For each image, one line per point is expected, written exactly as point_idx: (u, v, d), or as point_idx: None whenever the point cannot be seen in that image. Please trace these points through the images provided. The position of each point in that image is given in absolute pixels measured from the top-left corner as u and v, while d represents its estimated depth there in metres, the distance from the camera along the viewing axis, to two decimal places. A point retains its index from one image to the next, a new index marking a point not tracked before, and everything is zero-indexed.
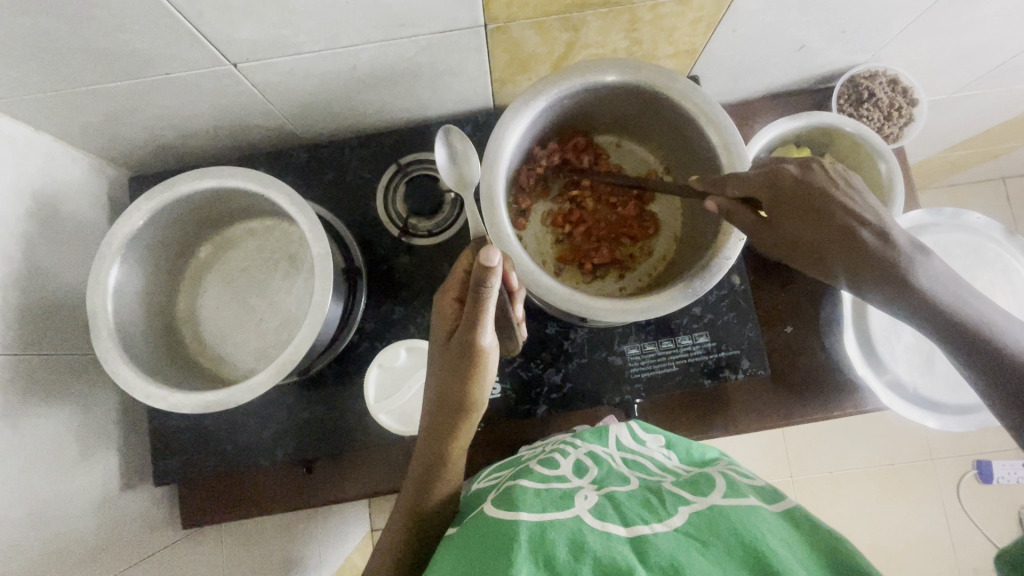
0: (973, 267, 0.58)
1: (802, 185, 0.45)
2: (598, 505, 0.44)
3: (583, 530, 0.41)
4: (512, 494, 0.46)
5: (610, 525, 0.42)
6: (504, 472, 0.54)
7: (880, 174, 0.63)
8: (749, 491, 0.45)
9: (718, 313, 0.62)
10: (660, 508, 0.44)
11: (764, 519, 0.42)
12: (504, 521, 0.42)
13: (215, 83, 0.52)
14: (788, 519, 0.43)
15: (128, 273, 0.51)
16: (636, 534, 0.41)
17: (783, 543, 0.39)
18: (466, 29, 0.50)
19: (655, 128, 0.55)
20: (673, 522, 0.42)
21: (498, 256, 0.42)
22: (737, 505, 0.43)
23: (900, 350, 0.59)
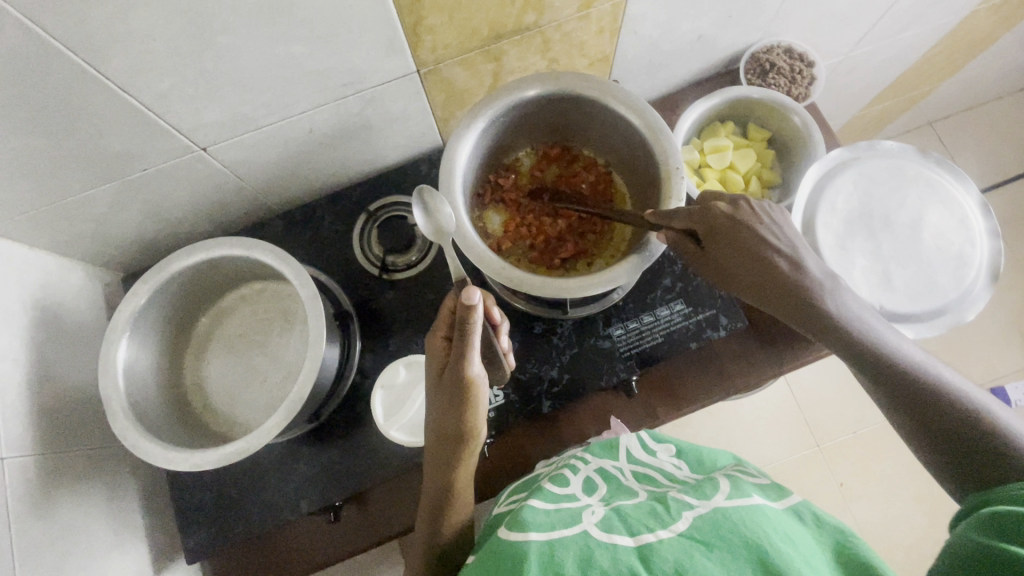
0: (898, 189, 0.63)
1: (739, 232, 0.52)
2: (605, 519, 0.47)
3: (591, 545, 0.44)
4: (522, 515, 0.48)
5: (617, 536, 0.45)
6: (522, 493, 0.56)
7: (797, 126, 0.70)
8: (751, 490, 0.48)
9: (687, 280, 0.66)
10: (665, 515, 0.47)
11: (767, 516, 0.45)
12: (514, 542, 0.45)
13: (188, 170, 0.58)
14: (792, 513, 0.46)
15: (135, 351, 0.54)
16: (642, 543, 0.44)
17: (788, 541, 0.42)
18: (402, 76, 0.57)
19: (587, 129, 0.61)
20: (678, 527, 0.45)
21: (477, 294, 0.48)
22: (739, 504, 0.46)
23: (858, 273, 0.61)
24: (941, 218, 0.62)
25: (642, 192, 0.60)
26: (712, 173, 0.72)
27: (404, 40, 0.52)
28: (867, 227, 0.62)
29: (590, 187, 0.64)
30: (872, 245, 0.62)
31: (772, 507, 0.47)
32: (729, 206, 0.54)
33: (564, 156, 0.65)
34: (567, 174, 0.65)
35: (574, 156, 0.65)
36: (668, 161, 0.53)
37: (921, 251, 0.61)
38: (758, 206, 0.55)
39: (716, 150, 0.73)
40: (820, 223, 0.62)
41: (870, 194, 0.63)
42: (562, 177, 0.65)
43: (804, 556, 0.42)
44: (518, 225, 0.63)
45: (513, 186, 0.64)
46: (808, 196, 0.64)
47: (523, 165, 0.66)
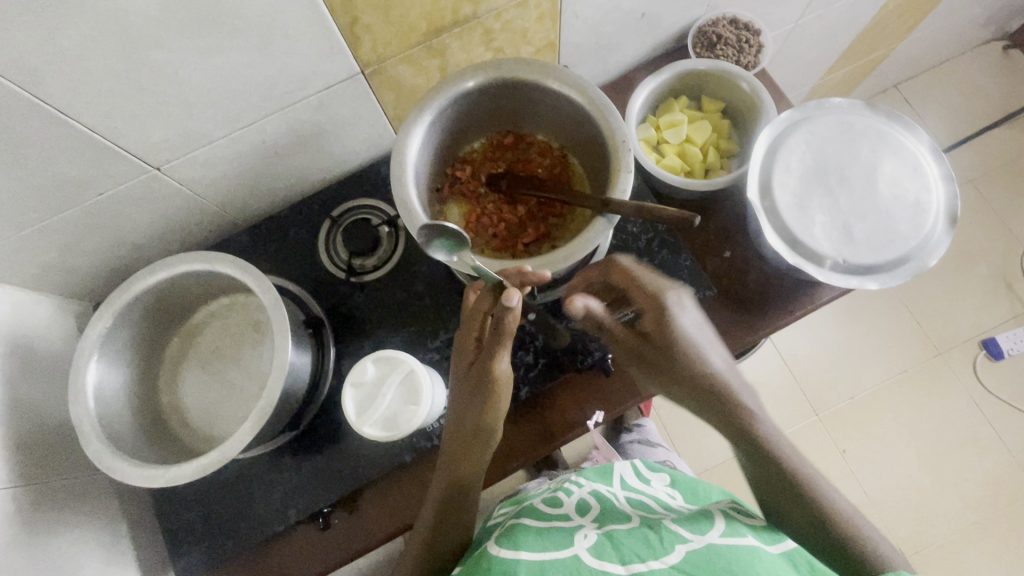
0: (850, 143, 0.64)
1: (653, 317, 0.57)
2: (596, 545, 0.51)
3: (581, 570, 0.48)
4: (517, 536, 0.53)
5: (607, 563, 0.49)
6: (513, 508, 0.66)
7: (746, 92, 0.71)
8: (746, 532, 0.51)
9: (653, 255, 0.66)
10: (658, 545, 0.50)
11: (759, 559, 0.47)
12: (505, 559, 0.50)
13: (145, 191, 0.58)
14: (786, 561, 0.48)
15: (106, 374, 0.54)
16: (633, 572, 0.47)
17: None
18: (348, 78, 0.57)
19: (535, 112, 0.61)
20: (670, 559, 0.48)
21: (517, 297, 0.47)
22: (732, 545, 0.49)
23: (818, 230, 0.61)
24: (896, 167, 0.63)
25: (596, 169, 0.61)
26: (669, 149, 0.73)
27: (342, 42, 0.52)
28: (823, 184, 0.63)
29: (546, 171, 0.65)
30: (829, 201, 0.62)
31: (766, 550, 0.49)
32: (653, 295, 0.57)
33: (517, 143, 0.66)
34: (522, 160, 0.66)
35: (529, 143, 0.66)
36: (615, 135, 0.54)
37: (879, 202, 0.62)
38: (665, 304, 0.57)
39: (671, 125, 0.73)
40: (776, 184, 0.63)
41: (823, 151, 0.64)
42: (518, 164, 0.65)
43: None
44: (479, 215, 0.63)
45: (470, 178, 0.65)
46: (761, 160, 0.64)
47: (478, 157, 0.66)
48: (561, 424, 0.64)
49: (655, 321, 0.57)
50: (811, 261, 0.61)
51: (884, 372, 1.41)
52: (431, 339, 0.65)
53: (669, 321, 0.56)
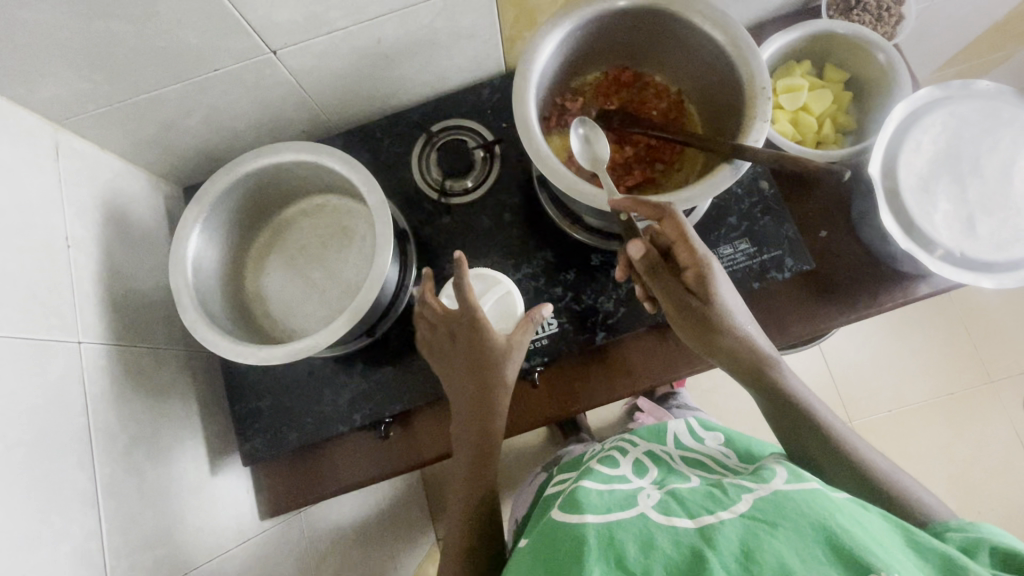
0: (990, 132, 0.59)
1: (698, 275, 0.54)
2: (662, 502, 0.49)
3: (650, 527, 0.46)
4: (577, 498, 0.51)
5: (675, 519, 0.46)
6: (570, 473, 0.64)
7: (880, 65, 0.67)
8: (810, 476, 0.48)
9: (753, 220, 0.63)
10: (724, 497, 0.47)
11: (828, 499, 0.45)
12: (571, 525, 0.48)
13: (256, 75, 0.57)
14: (856, 501, 0.46)
15: (203, 250, 0.55)
16: (703, 523, 0.45)
17: (854, 520, 0.43)
18: None
19: (662, 49, 0.58)
20: (738, 508, 0.45)
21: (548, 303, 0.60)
22: (797, 488, 0.46)
23: (939, 218, 0.58)
24: None
25: (718, 118, 0.58)
26: (783, 114, 0.69)
27: None
28: (952, 170, 0.59)
29: (660, 115, 0.62)
30: (957, 189, 0.58)
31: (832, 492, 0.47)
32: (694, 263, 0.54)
33: (633, 82, 0.62)
34: (635, 100, 0.62)
35: (645, 84, 0.63)
36: (753, 81, 0.51)
37: (1011, 198, 0.58)
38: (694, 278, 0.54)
39: (790, 90, 0.70)
40: (902, 164, 0.59)
41: (959, 136, 0.59)
42: (631, 103, 0.62)
43: (876, 537, 0.42)
44: None
45: (580, 111, 0.62)
46: (889, 137, 0.60)
47: (590, 90, 0.63)
48: (630, 375, 0.63)
49: (697, 279, 0.54)
50: (927, 249, 0.57)
51: (928, 390, 1.38)
52: (512, 271, 0.64)
53: (713, 280, 0.54)
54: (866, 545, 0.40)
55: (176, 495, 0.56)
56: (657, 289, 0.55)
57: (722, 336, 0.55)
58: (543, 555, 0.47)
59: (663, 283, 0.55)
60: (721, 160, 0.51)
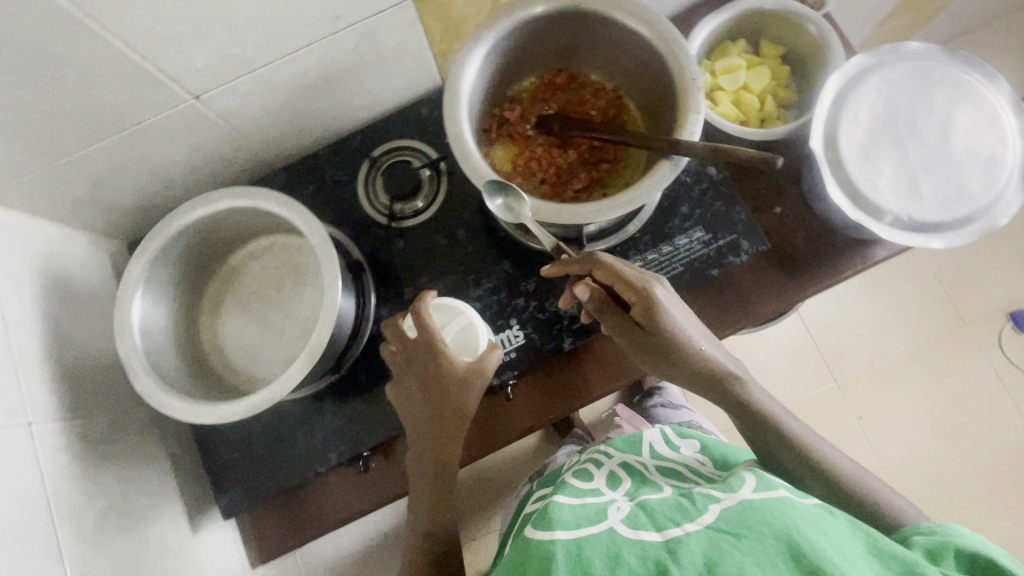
0: (925, 92, 0.60)
1: (644, 311, 0.54)
2: (631, 515, 0.50)
3: (617, 541, 0.47)
4: (548, 512, 0.52)
5: (643, 532, 0.48)
6: (546, 488, 0.65)
7: (814, 37, 0.67)
8: (778, 485, 0.50)
9: (706, 207, 0.63)
10: (692, 509, 0.49)
11: (793, 509, 0.46)
12: (541, 540, 0.48)
13: (183, 122, 0.56)
14: (823, 509, 0.48)
15: (150, 311, 0.53)
16: (669, 537, 0.46)
17: (818, 530, 0.44)
18: (397, 5, 0.54)
19: (592, 48, 0.57)
20: (705, 519, 0.47)
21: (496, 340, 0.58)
22: (764, 497, 0.48)
23: (884, 185, 0.58)
24: (971, 119, 0.59)
25: (656, 111, 0.57)
26: (725, 96, 0.69)
27: None
28: (892, 135, 0.59)
29: (599, 114, 0.61)
30: (898, 153, 0.59)
31: (801, 499, 0.49)
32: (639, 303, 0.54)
33: (568, 83, 0.62)
34: (573, 101, 0.62)
35: (582, 84, 0.62)
36: (683, 74, 0.50)
37: (950, 156, 0.59)
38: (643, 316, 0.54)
39: (728, 71, 0.70)
40: (842, 135, 0.59)
41: (895, 100, 0.60)
42: (569, 105, 0.62)
43: (837, 546, 0.44)
44: (528, 159, 0.60)
45: (518, 120, 0.61)
46: (828, 109, 0.61)
47: (526, 97, 0.62)
48: (602, 377, 0.63)
49: (644, 315, 0.54)
50: (874, 217, 0.58)
51: (906, 341, 1.41)
52: (472, 288, 0.64)
53: (657, 310, 0.54)
54: (827, 556, 0.42)
55: (156, 559, 0.55)
56: (607, 327, 0.57)
57: (681, 359, 0.55)
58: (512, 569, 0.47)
59: (613, 322, 0.56)
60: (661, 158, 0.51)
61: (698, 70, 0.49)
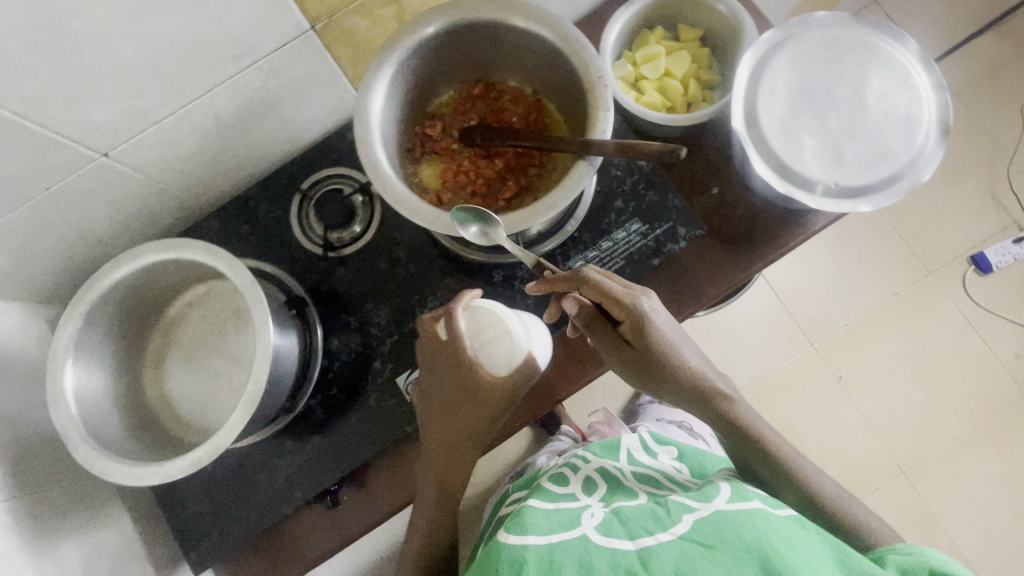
0: (836, 59, 0.60)
1: (631, 327, 0.55)
2: (605, 523, 0.51)
3: (590, 547, 0.47)
4: (522, 518, 0.52)
5: (616, 540, 0.48)
6: (523, 492, 0.66)
7: (724, 15, 0.67)
8: (752, 496, 0.52)
9: (639, 198, 0.63)
10: (667, 518, 0.50)
11: (764, 519, 0.48)
12: (512, 544, 0.49)
13: (97, 181, 0.54)
14: (796, 522, 0.49)
15: (85, 376, 0.52)
16: (642, 547, 0.47)
17: (787, 540, 0.45)
18: (298, 37, 0.53)
19: (502, 55, 0.57)
20: (678, 530, 0.48)
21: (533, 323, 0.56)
22: (737, 508, 0.49)
23: (808, 155, 0.59)
24: (884, 80, 0.60)
25: (573, 110, 0.57)
26: (650, 85, 0.69)
27: None
28: (810, 105, 0.60)
29: (520, 119, 0.61)
30: (818, 122, 0.59)
31: (775, 511, 0.50)
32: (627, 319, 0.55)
33: (486, 93, 0.62)
34: (493, 111, 0.62)
35: (499, 92, 0.62)
36: (588, 70, 0.50)
37: (868, 119, 0.59)
38: (632, 331, 0.56)
39: (649, 59, 0.70)
40: (761, 111, 0.60)
41: (809, 70, 0.60)
42: (490, 115, 0.62)
43: (806, 557, 0.44)
44: (455, 174, 0.60)
45: (440, 135, 0.61)
46: (745, 86, 0.61)
47: (446, 112, 0.62)
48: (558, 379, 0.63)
49: (631, 331, 0.56)
50: (802, 187, 0.59)
51: (875, 297, 1.43)
52: (418, 308, 0.63)
53: (645, 326, 0.55)
54: (793, 565, 0.42)
55: None
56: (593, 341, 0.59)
57: (664, 369, 0.57)
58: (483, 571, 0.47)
59: (601, 336, 0.58)
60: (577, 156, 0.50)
61: (602, 66, 0.49)
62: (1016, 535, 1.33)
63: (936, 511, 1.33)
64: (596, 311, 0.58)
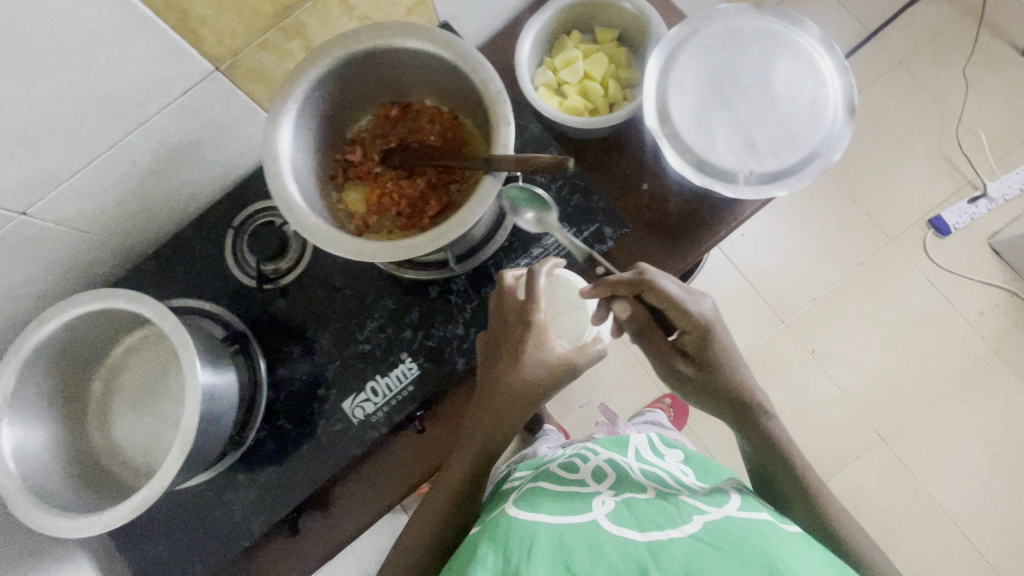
0: (741, 49, 0.62)
1: (697, 336, 0.61)
2: (616, 512, 0.53)
3: (601, 532, 0.49)
4: (537, 503, 0.55)
5: (625, 528, 0.50)
6: (526, 472, 0.70)
7: (632, 13, 0.68)
8: (760, 509, 0.54)
9: (565, 203, 0.65)
10: (678, 516, 0.52)
11: (771, 531, 0.49)
12: (526, 521, 0.51)
13: (20, 242, 0.54)
14: (803, 538, 0.50)
15: (24, 433, 0.52)
16: (652, 538, 0.48)
17: (792, 550, 0.46)
18: (204, 79, 0.54)
19: (411, 77, 0.58)
20: (687, 528, 0.49)
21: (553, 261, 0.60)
22: (749, 519, 0.51)
23: (722, 146, 0.60)
24: (789, 65, 0.61)
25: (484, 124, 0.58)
26: (571, 89, 0.71)
27: (181, 41, 0.49)
28: (719, 96, 0.61)
29: (438, 138, 0.61)
30: (728, 113, 0.61)
31: (782, 525, 0.52)
32: (693, 335, 0.61)
33: (403, 115, 0.62)
34: (411, 132, 0.63)
35: (416, 112, 0.62)
36: (487, 86, 0.51)
37: (777, 104, 0.61)
38: (699, 344, 0.61)
39: (568, 64, 0.71)
40: (672, 107, 0.61)
41: (716, 62, 0.61)
42: (409, 137, 0.62)
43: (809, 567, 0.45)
44: (379, 197, 0.61)
45: (362, 161, 0.62)
46: (655, 84, 0.62)
47: (367, 138, 0.63)
48: None
49: (694, 343, 0.62)
50: (720, 179, 0.60)
51: (840, 269, 1.45)
52: (358, 331, 0.64)
53: (709, 346, 0.61)
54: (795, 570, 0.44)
55: None
56: (648, 345, 0.64)
57: (714, 371, 0.62)
58: (492, 539, 0.50)
59: (653, 342, 0.63)
60: (484, 171, 0.51)
61: (499, 81, 0.50)
62: (997, 489, 1.35)
63: (917, 473, 1.35)
64: (646, 314, 0.63)
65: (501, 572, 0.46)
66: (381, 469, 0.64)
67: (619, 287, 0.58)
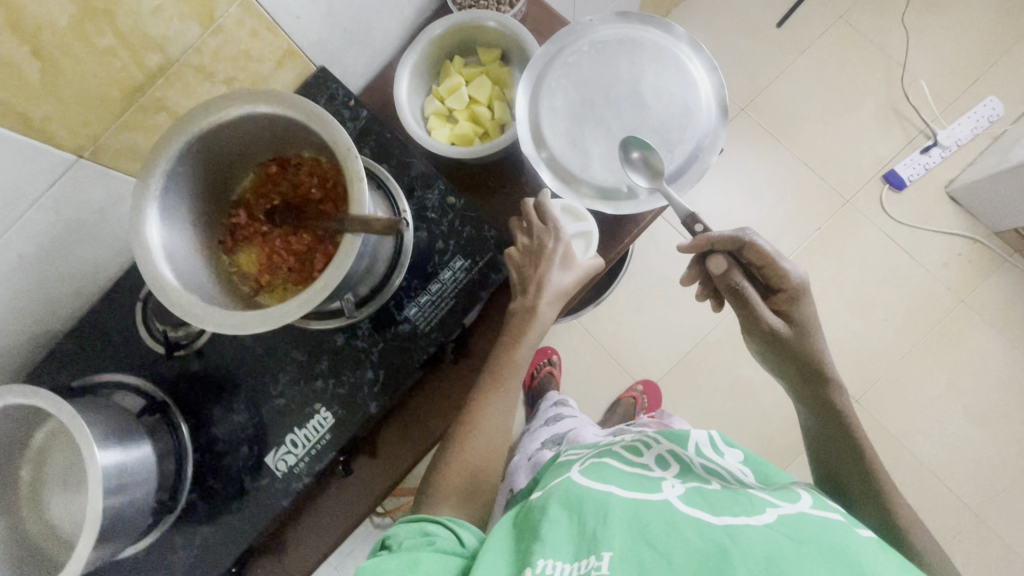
0: (608, 63, 0.61)
1: (788, 296, 0.65)
2: (687, 495, 0.50)
3: (671, 511, 0.46)
4: (604, 481, 0.53)
5: (698, 510, 0.47)
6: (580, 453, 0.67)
7: (499, 29, 0.68)
8: (836, 512, 0.48)
9: (458, 234, 0.65)
10: (751, 505, 0.48)
11: (850, 534, 0.44)
12: (596, 494, 0.49)
13: None
14: (883, 546, 0.44)
15: None
16: (727, 521, 0.45)
17: (868, 553, 0.41)
18: (69, 168, 0.55)
19: (278, 135, 0.58)
20: (763, 516, 0.45)
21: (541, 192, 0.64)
22: (824, 517, 0.46)
23: (599, 165, 0.61)
24: (657, 72, 0.61)
25: None
26: (461, 114, 0.70)
27: (32, 141, 0.50)
28: (591, 115, 0.61)
29: (316, 190, 0.61)
30: (602, 130, 0.61)
31: (858, 529, 0.46)
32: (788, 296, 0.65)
33: (281, 171, 0.62)
34: (292, 187, 0.63)
35: (295, 167, 0.62)
36: (338, 140, 0.51)
37: (649, 115, 0.61)
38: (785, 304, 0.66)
39: (452, 90, 0.70)
40: (547, 132, 0.61)
41: (584, 80, 0.62)
42: (291, 193, 0.63)
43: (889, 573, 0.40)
44: (269, 257, 0.62)
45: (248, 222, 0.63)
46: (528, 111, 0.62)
47: (251, 198, 0.64)
48: (437, 417, 0.68)
49: (786, 301, 0.65)
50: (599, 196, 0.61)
51: (799, 236, 1.43)
52: (271, 386, 0.66)
53: (800, 305, 0.65)
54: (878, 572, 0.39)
55: None
56: (732, 300, 0.67)
57: (789, 343, 0.65)
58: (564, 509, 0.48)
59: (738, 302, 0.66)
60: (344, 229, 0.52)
61: (346, 135, 0.50)
62: (975, 437, 1.34)
63: (894, 430, 1.35)
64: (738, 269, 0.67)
65: (576, 539, 0.45)
66: (317, 510, 0.68)
67: (715, 244, 0.65)
